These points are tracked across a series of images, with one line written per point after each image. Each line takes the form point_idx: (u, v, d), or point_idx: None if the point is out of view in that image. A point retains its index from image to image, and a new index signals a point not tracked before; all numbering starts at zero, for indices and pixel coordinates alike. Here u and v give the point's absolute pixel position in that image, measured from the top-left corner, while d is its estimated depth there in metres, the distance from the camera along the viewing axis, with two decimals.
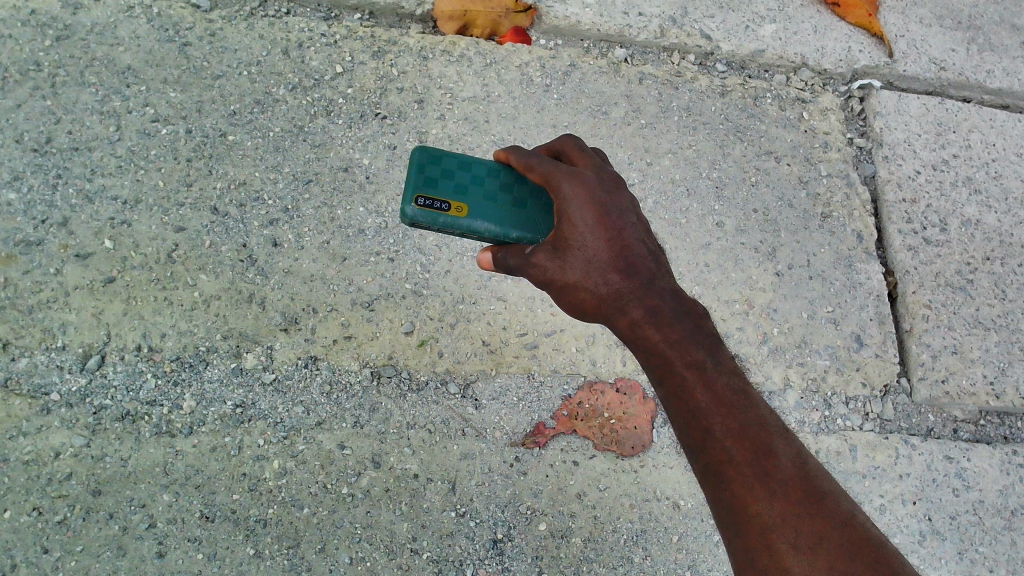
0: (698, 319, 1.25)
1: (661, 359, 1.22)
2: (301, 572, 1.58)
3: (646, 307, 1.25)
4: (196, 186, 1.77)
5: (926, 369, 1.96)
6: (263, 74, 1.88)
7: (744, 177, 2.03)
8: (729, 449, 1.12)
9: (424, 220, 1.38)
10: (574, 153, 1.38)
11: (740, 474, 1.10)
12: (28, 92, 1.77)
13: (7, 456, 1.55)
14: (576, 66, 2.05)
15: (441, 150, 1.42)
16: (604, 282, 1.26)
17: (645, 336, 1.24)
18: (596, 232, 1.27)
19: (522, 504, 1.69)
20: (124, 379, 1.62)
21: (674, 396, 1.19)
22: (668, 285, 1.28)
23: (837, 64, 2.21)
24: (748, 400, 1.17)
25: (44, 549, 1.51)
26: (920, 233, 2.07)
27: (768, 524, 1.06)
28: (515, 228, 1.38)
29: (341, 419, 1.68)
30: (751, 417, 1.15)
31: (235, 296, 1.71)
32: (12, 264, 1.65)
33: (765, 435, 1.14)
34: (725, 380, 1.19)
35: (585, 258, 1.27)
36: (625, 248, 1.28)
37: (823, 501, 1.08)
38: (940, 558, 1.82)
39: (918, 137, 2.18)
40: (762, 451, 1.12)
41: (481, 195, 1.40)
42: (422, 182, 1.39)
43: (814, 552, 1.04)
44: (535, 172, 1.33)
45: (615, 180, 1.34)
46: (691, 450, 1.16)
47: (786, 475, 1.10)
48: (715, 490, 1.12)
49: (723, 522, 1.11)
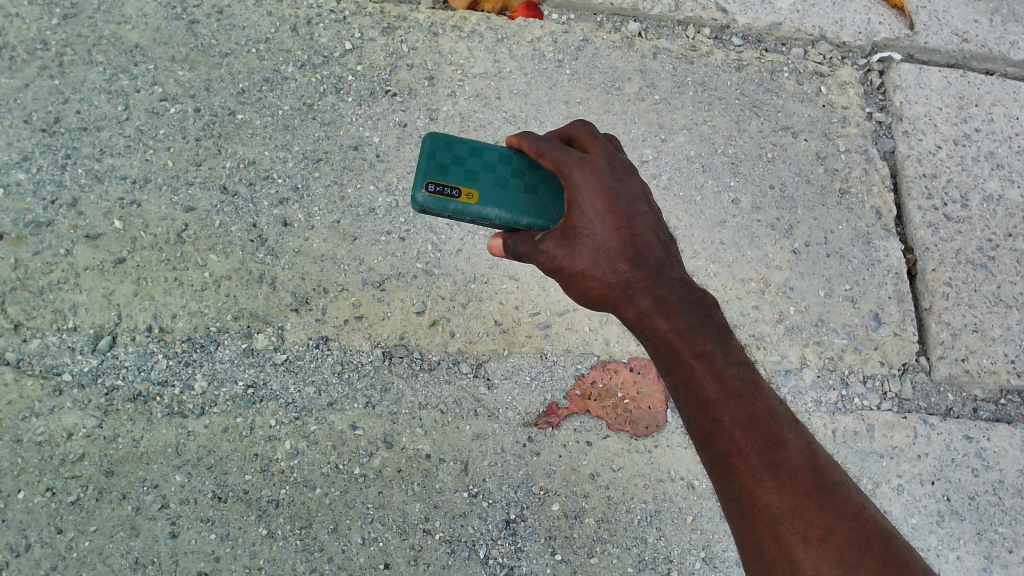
0: (707, 308, 1.21)
1: (668, 348, 1.18)
2: (314, 552, 1.58)
3: (655, 296, 1.21)
4: (206, 165, 1.76)
5: (946, 347, 1.93)
6: (272, 51, 1.86)
7: (760, 153, 2.00)
8: (739, 440, 1.08)
9: (434, 207, 1.36)
10: (587, 140, 1.34)
11: (749, 466, 1.06)
12: (36, 72, 1.76)
13: (20, 436, 1.55)
14: (589, 41, 2.01)
15: (452, 135, 1.40)
16: (612, 271, 1.24)
17: (653, 324, 1.20)
18: (605, 220, 1.24)
19: (535, 485, 1.68)
20: (135, 360, 1.62)
21: (681, 386, 1.15)
22: (677, 274, 1.24)
23: (856, 37, 2.16)
24: (758, 390, 1.13)
25: (57, 530, 1.52)
26: (941, 208, 2.03)
27: (778, 517, 1.03)
28: (527, 215, 1.35)
29: (353, 399, 1.67)
30: (761, 407, 1.11)
31: (246, 276, 1.70)
32: (22, 245, 1.65)
33: (775, 425, 1.10)
34: (734, 369, 1.14)
35: (593, 246, 1.24)
36: (634, 236, 1.25)
37: (834, 493, 1.05)
38: (958, 539, 1.80)
39: (939, 111, 2.13)
40: (772, 443, 1.08)
41: (492, 181, 1.37)
42: (432, 168, 1.37)
43: (824, 545, 1.01)
44: (546, 158, 1.30)
45: (627, 167, 1.30)
46: (698, 441, 1.12)
47: (796, 467, 1.07)
48: (723, 482, 1.08)
49: (731, 513, 1.08)
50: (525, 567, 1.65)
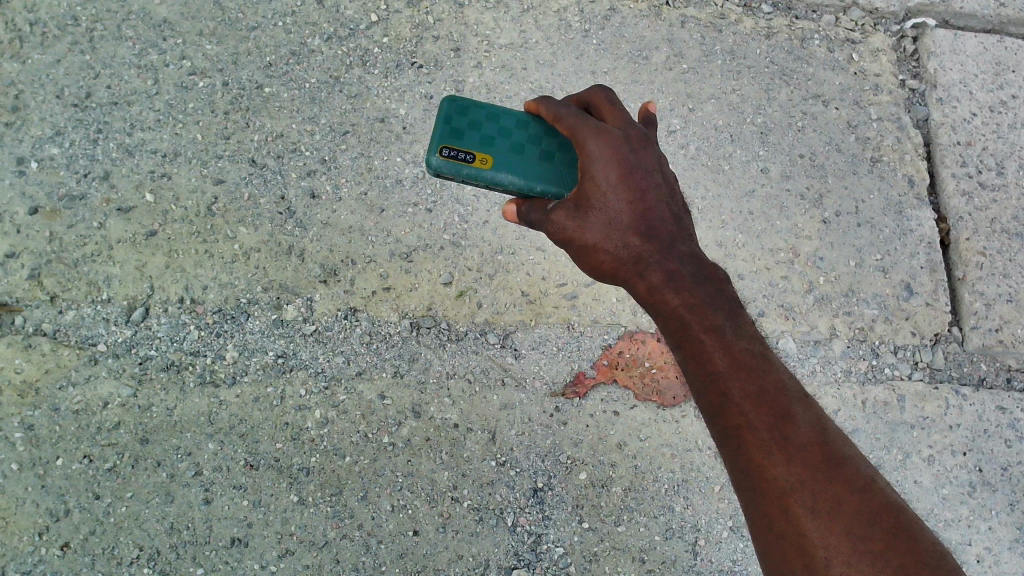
0: (718, 283, 1.20)
1: (679, 322, 1.16)
2: (344, 519, 1.60)
3: (666, 271, 1.20)
4: (234, 139, 1.77)
5: (979, 318, 1.90)
6: (298, 25, 1.86)
7: (790, 122, 1.97)
8: (748, 413, 1.07)
9: (448, 171, 1.37)
10: (605, 107, 1.33)
11: (759, 439, 1.05)
12: (67, 48, 1.78)
13: (58, 405, 1.59)
14: (616, 10, 1.98)
15: (469, 100, 1.41)
16: (624, 245, 1.23)
17: (663, 299, 1.19)
18: (619, 193, 1.24)
19: (562, 454, 1.69)
20: (167, 331, 1.65)
21: (690, 359, 1.14)
22: (688, 249, 1.23)
23: (889, 2, 2.11)
24: (768, 363, 1.12)
25: (95, 495, 1.56)
26: (975, 177, 2.00)
27: (786, 489, 1.03)
28: (541, 181, 1.35)
29: (382, 369, 1.68)
30: (770, 380, 1.10)
31: (275, 248, 1.72)
32: (57, 218, 1.68)
33: (785, 399, 1.09)
34: (744, 343, 1.13)
35: (606, 219, 1.24)
36: (646, 209, 1.24)
37: (842, 466, 1.05)
38: (990, 509, 1.78)
39: (974, 77, 2.08)
40: (781, 416, 1.07)
41: (508, 147, 1.38)
42: (448, 133, 1.39)
43: (833, 517, 1.01)
44: (562, 124, 1.30)
45: (643, 138, 1.29)
46: (708, 414, 1.11)
47: (805, 441, 1.06)
48: (732, 455, 1.08)
49: (740, 485, 1.07)
50: (553, 534, 1.66)
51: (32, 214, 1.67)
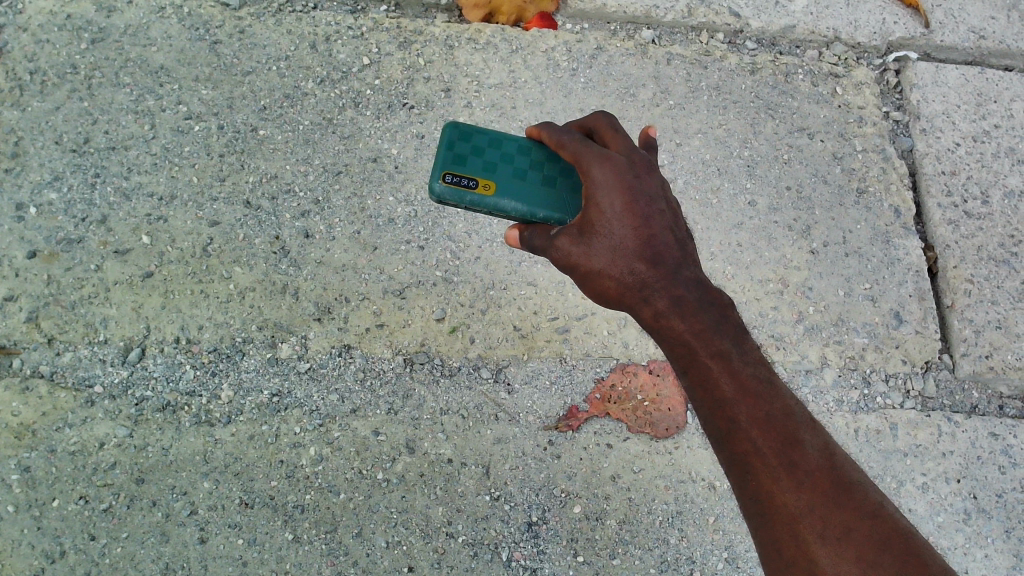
0: (724, 309, 1.21)
1: (685, 348, 1.19)
2: (339, 556, 1.61)
3: (672, 297, 1.21)
4: (229, 180, 1.80)
5: (969, 345, 1.91)
6: (292, 68, 1.91)
7: (777, 155, 2.00)
8: (755, 440, 1.09)
9: (452, 197, 1.40)
10: (608, 132, 1.35)
11: (767, 465, 1.08)
12: (66, 95, 1.82)
13: (54, 446, 1.60)
14: (602, 49, 2.03)
15: (471, 126, 1.44)
16: (629, 271, 1.23)
17: (669, 325, 1.20)
18: (623, 219, 1.23)
19: (557, 487, 1.70)
20: (164, 371, 1.66)
21: (698, 386, 1.16)
22: (694, 275, 1.23)
23: (870, 37, 2.16)
24: (775, 389, 1.14)
25: (91, 536, 1.56)
26: (960, 205, 2.02)
27: (795, 515, 1.05)
28: (543, 208, 1.38)
29: (375, 405, 1.69)
30: (778, 406, 1.12)
31: (269, 287, 1.74)
32: (54, 261, 1.70)
33: (792, 424, 1.11)
34: (750, 370, 1.15)
35: (611, 245, 1.24)
36: (652, 235, 1.24)
37: (851, 491, 1.06)
38: (985, 537, 1.78)
39: (957, 108, 2.12)
40: (788, 441, 1.09)
41: (510, 173, 1.41)
42: (451, 159, 1.42)
43: (842, 542, 1.02)
44: (566, 150, 1.31)
45: (647, 164, 1.29)
46: (716, 441, 1.14)
47: (812, 466, 1.08)
48: (740, 481, 1.10)
49: (750, 511, 1.09)
50: (548, 569, 1.66)
51: (31, 258, 1.70)
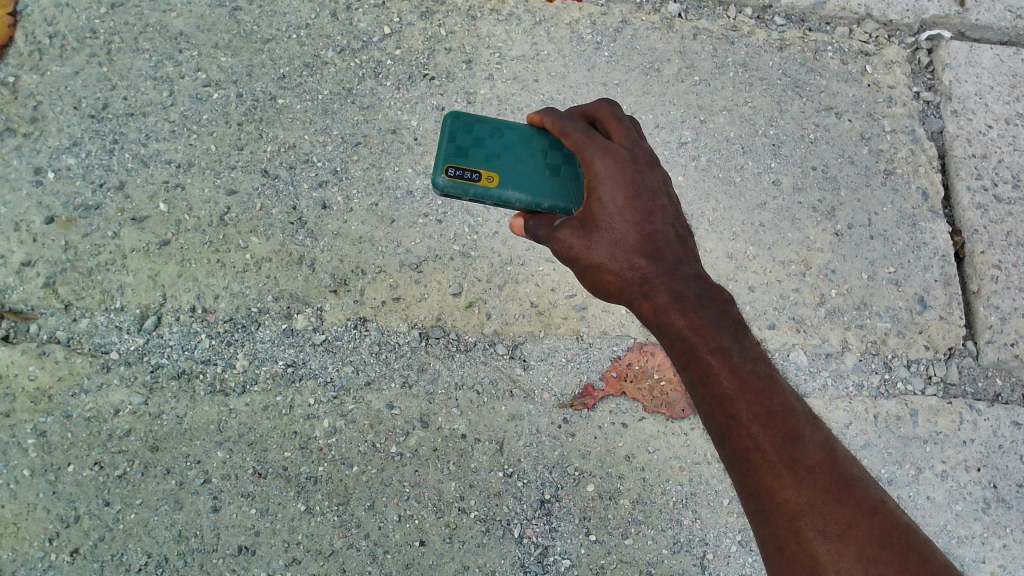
0: (724, 305, 1.16)
1: (685, 344, 1.14)
2: (351, 528, 1.61)
3: (672, 291, 1.17)
4: (248, 149, 1.79)
5: (995, 332, 1.88)
6: (312, 37, 1.88)
7: (803, 134, 1.96)
8: (757, 436, 1.06)
9: (455, 191, 1.37)
10: (611, 123, 1.29)
11: (768, 461, 1.05)
12: (85, 60, 1.81)
13: (70, 412, 1.60)
14: (627, 23, 1.98)
15: (474, 117, 1.41)
16: (629, 265, 1.20)
17: (669, 320, 1.16)
18: (625, 213, 1.22)
19: (571, 466, 1.69)
20: (179, 339, 1.66)
21: (698, 381, 1.13)
22: (694, 270, 1.20)
23: (904, 14, 2.10)
24: (776, 384, 1.11)
25: (105, 502, 1.57)
26: (990, 189, 1.98)
27: (796, 511, 1.02)
28: (547, 197, 1.35)
29: (390, 378, 1.69)
30: (778, 402, 1.09)
31: (286, 258, 1.73)
32: (71, 227, 1.70)
33: (793, 420, 1.08)
34: (751, 365, 1.11)
35: (611, 239, 1.21)
36: (652, 230, 1.22)
37: (852, 488, 1.04)
38: (1004, 527, 1.76)
39: (990, 89, 2.07)
40: (790, 437, 1.06)
41: (513, 164, 1.38)
42: (453, 152, 1.39)
43: (844, 539, 1.00)
44: (569, 138, 1.28)
45: (650, 158, 1.26)
46: (717, 437, 1.11)
47: (814, 461, 1.05)
48: (742, 477, 1.07)
49: (751, 507, 1.07)
50: (559, 546, 1.66)
51: (49, 223, 1.69)
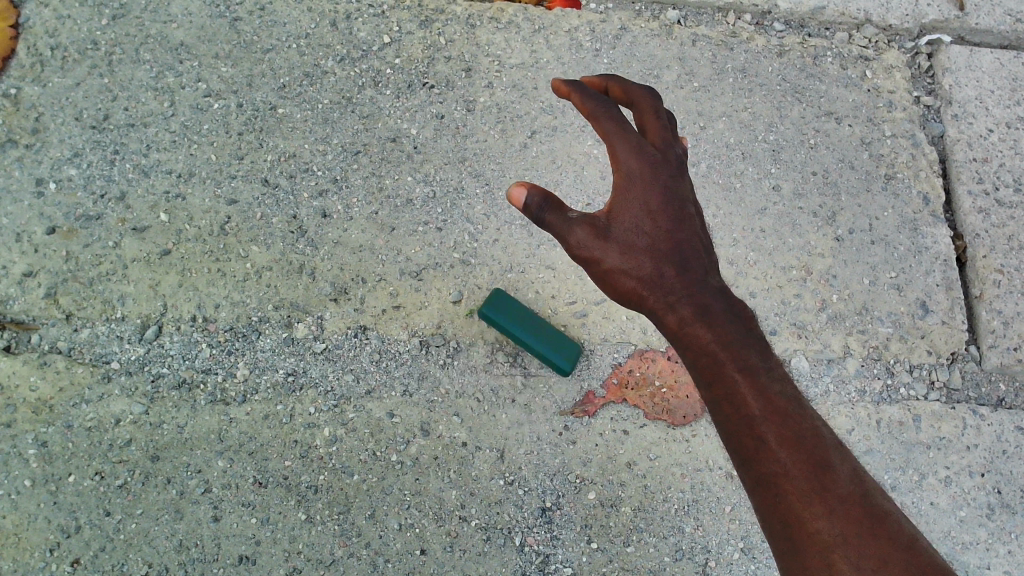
0: (749, 324, 1.16)
1: (711, 359, 1.12)
2: (351, 537, 1.60)
3: (697, 305, 1.16)
4: (248, 159, 1.79)
5: (997, 337, 1.87)
6: (312, 47, 1.89)
7: (804, 139, 1.96)
8: (786, 462, 1.03)
9: None
10: (650, 122, 1.28)
11: (799, 489, 1.02)
12: (86, 71, 1.81)
13: (71, 422, 1.60)
14: (626, 30, 1.99)
15: None
16: (656, 275, 1.19)
17: (695, 334, 1.15)
18: (652, 218, 1.21)
19: (572, 473, 1.68)
20: (180, 349, 1.66)
21: (723, 401, 1.09)
22: (721, 285, 1.20)
23: (902, 19, 2.11)
24: (804, 408, 1.08)
25: (106, 512, 1.57)
26: (992, 194, 1.97)
27: (827, 543, 0.99)
28: None
29: (391, 387, 1.69)
30: (808, 428, 1.06)
31: (286, 267, 1.73)
32: (73, 238, 1.70)
33: (824, 446, 1.05)
34: (778, 386, 1.09)
35: (637, 245, 1.20)
36: (680, 241, 1.21)
37: (885, 521, 1.01)
38: (1010, 533, 1.75)
39: (991, 93, 2.06)
40: (821, 465, 1.03)
41: None
42: None
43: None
44: (601, 123, 1.26)
45: (680, 164, 1.26)
46: (741, 460, 1.07)
47: (845, 492, 1.02)
48: (768, 503, 1.04)
49: (777, 536, 1.03)
50: (562, 554, 1.65)
51: (50, 234, 1.70)
